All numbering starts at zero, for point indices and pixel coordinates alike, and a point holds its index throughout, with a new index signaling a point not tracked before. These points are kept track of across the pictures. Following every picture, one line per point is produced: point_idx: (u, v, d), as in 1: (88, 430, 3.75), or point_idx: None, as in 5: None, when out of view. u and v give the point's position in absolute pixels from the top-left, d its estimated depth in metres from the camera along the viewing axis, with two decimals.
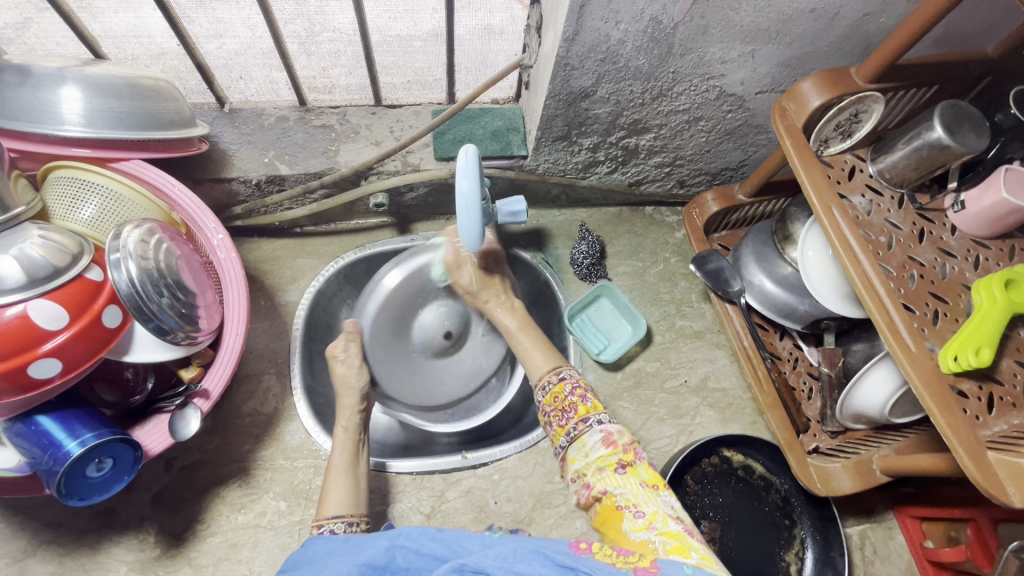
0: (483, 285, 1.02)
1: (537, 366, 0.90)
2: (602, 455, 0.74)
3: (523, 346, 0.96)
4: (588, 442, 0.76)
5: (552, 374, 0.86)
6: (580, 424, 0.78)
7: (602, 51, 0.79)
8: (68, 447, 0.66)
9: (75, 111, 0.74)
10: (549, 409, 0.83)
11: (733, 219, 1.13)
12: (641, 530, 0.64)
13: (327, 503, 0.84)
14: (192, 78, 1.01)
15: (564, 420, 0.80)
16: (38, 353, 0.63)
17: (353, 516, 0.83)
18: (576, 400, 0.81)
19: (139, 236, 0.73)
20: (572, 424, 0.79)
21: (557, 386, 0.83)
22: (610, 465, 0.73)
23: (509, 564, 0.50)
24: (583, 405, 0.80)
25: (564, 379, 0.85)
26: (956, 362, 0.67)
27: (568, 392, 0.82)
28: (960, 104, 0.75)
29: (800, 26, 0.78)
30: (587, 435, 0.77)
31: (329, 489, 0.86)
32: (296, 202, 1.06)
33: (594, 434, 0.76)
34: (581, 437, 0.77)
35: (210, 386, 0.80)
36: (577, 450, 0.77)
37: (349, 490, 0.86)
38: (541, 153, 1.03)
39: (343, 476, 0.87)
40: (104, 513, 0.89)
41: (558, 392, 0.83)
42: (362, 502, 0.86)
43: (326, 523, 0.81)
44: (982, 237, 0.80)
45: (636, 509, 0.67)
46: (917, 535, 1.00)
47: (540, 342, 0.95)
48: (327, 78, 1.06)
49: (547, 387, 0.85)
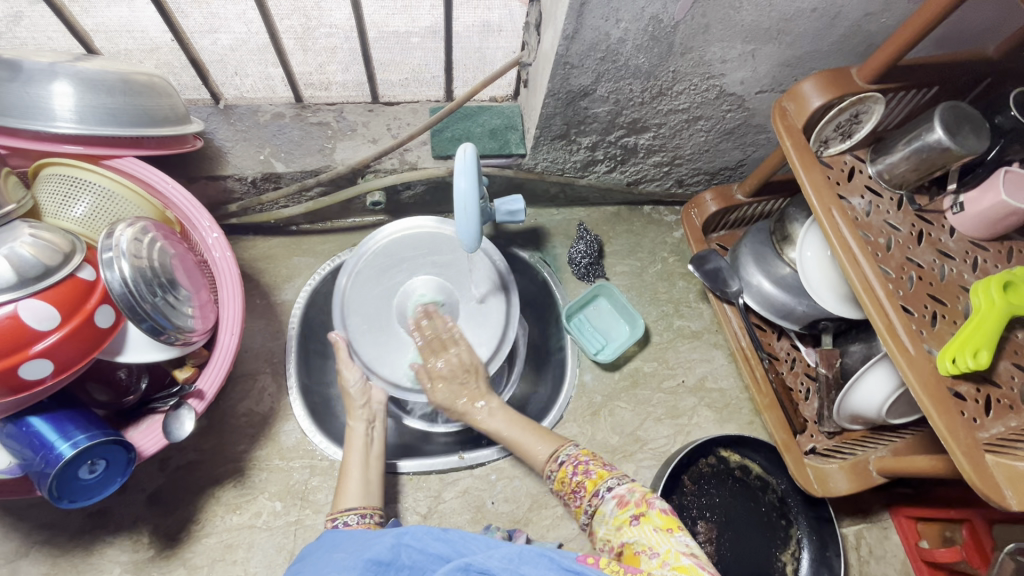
0: (462, 386, 0.94)
1: (538, 455, 0.87)
2: (617, 514, 0.72)
3: (515, 439, 0.90)
4: (604, 512, 0.74)
5: (553, 459, 0.84)
6: (591, 497, 0.77)
7: (602, 49, 0.78)
8: (61, 449, 0.66)
9: (67, 107, 0.73)
10: (563, 492, 0.82)
11: (732, 219, 1.13)
12: (655, 568, 0.62)
13: (342, 496, 0.85)
14: (186, 74, 1.00)
15: (577, 499, 0.79)
16: (29, 353, 0.62)
17: (366, 508, 0.84)
18: (581, 476, 0.80)
19: (132, 235, 0.72)
20: (586, 500, 0.78)
21: (560, 470, 0.82)
22: (626, 522, 0.70)
23: (514, 566, 0.51)
24: (590, 478, 0.79)
25: (565, 460, 0.83)
26: (955, 364, 0.67)
27: (572, 471, 0.81)
28: (960, 106, 0.75)
29: (801, 25, 0.77)
30: (602, 505, 0.75)
31: (343, 483, 0.87)
32: (292, 200, 1.06)
33: (608, 501, 0.74)
34: (597, 509, 0.76)
35: (204, 386, 0.79)
36: (599, 522, 0.74)
37: (361, 482, 0.87)
38: (540, 152, 1.02)
39: (356, 471, 0.88)
40: (97, 514, 0.89)
41: (564, 476, 0.81)
42: (375, 493, 0.87)
43: (340, 516, 0.82)
44: (980, 239, 0.80)
45: (651, 552, 0.64)
46: (913, 535, 1.00)
47: (533, 431, 0.90)
48: (324, 74, 1.05)
49: (553, 474, 0.83)
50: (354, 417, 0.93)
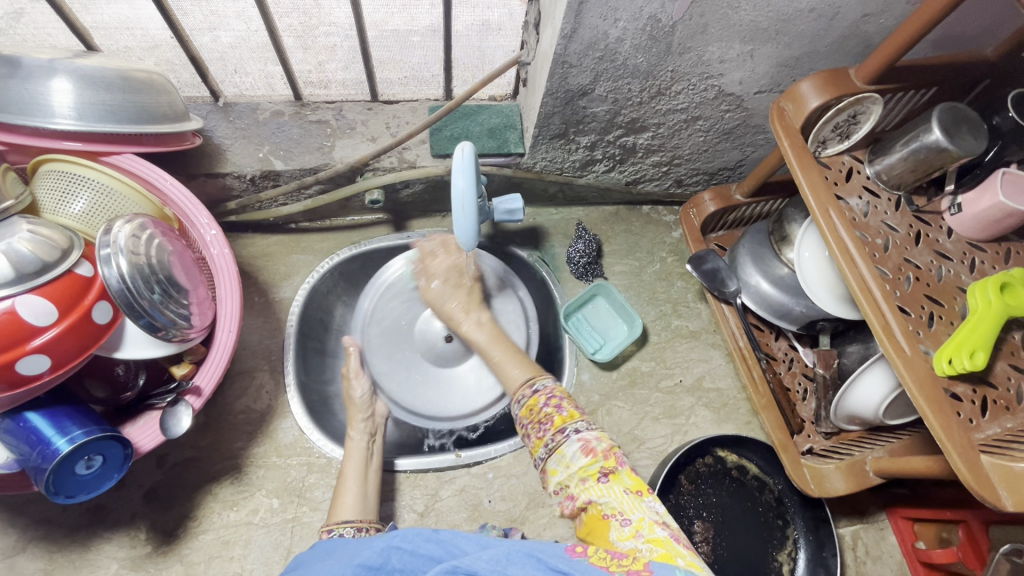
0: (455, 289, 1.00)
1: (514, 379, 0.87)
2: (584, 464, 0.70)
3: (495, 360, 0.91)
4: (566, 453, 0.72)
5: (527, 387, 0.83)
6: (557, 434, 0.74)
7: (600, 48, 0.78)
8: (57, 445, 0.66)
9: (66, 103, 0.73)
10: (526, 420, 0.79)
11: (731, 220, 1.13)
12: (628, 538, 0.62)
13: (339, 508, 0.86)
14: (186, 71, 1.00)
15: (541, 431, 0.76)
16: (27, 349, 0.62)
17: (362, 522, 0.85)
18: (552, 410, 0.77)
19: (130, 231, 0.72)
20: (549, 434, 0.75)
21: (532, 397, 0.80)
22: (593, 475, 0.69)
23: (501, 567, 0.50)
24: (560, 414, 0.76)
25: (539, 391, 0.81)
26: (950, 365, 0.67)
27: (544, 403, 0.79)
28: (958, 107, 0.75)
29: (800, 26, 0.77)
30: (566, 446, 0.73)
31: (341, 494, 0.88)
32: (291, 198, 1.06)
33: (572, 444, 0.72)
34: (559, 447, 0.73)
35: (203, 383, 0.79)
36: (556, 462, 0.72)
37: (358, 494, 0.88)
38: (538, 151, 1.03)
39: (354, 482, 0.89)
40: (95, 510, 0.89)
41: (534, 405, 0.79)
42: (372, 505, 0.88)
43: (336, 527, 0.83)
44: (978, 240, 0.80)
45: (622, 518, 0.64)
46: (909, 536, 1.00)
47: (516, 359, 0.90)
48: (323, 72, 1.05)
49: (523, 400, 0.81)
50: (355, 430, 0.94)
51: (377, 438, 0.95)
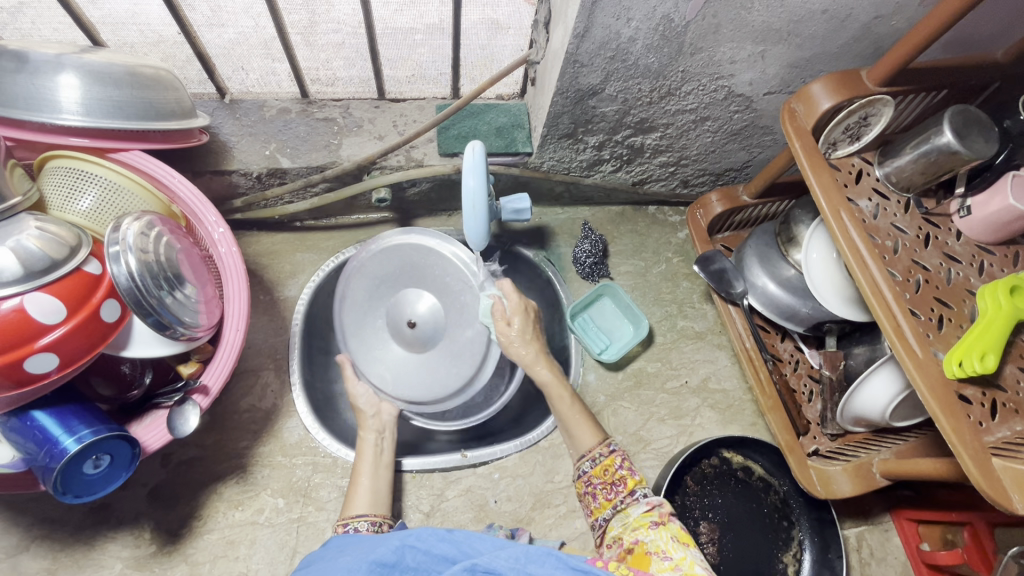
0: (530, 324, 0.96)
1: (583, 440, 0.89)
2: (639, 516, 0.77)
3: (564, 414, 0.91)
4: (633, 513, 0.78)
5: (603, 445, 0.86)
6: (628, 496, 0.80)
7: (612, 48, 0.78)
8: (65, 443, 0.65)
9: (73, 99, 0.72)
10: (596, 479, 0.84)
11: (737, 220, 1.13)
12: (667, 570, 0.68)
13: (351, 504, 0.86)
14: (191, 67, 1.00)
15: (611, 492, 0.82)
16: (35, 347, 0.62)
17: (376, 516, 0.84)
18: (625, 472, 0.83)
19: (139, 229, 0.71)
20: (620, 496, 0.81)
21: (608, 457, 0.84)
22: (645, 524, 0.75)
23: (521, 565, 0.52)
24: (633, 477, 0.82)
25: (614, 451, 0.86)
26: (961, 368, 0.67)
27: (618, 465, 0.83)
28: (969, 109, 0.75)
29: (811, 27, 0.77)
30: (633, 506, 0.79)
31: (353, 491, 0.88)
32: (297, 196, 1.05)
33: (639, 506, 0.78)
34: (626, 508, 0.79)
35: (210, 381, 0.78)
36: (621, 519, 0.79)
37: (372, 489, 0.88)
38: (546, 150, 1.02)
39: (366, 477, 0.89)
40: (99, 509, 0.88)
41: (609, 465, 0.83)
42: (385, 501, 0.88)
43: (350, 522, 0.83)
44: (986, 242, 0.80)
45: (664, 554, 0.71)
46: (914, 538, 1.00)
47: (581, 417, 0.91)
48: (330, 70, 1.04)
49: (597, 458, 0.85)
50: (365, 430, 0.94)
51: (387, 435, 0.95)
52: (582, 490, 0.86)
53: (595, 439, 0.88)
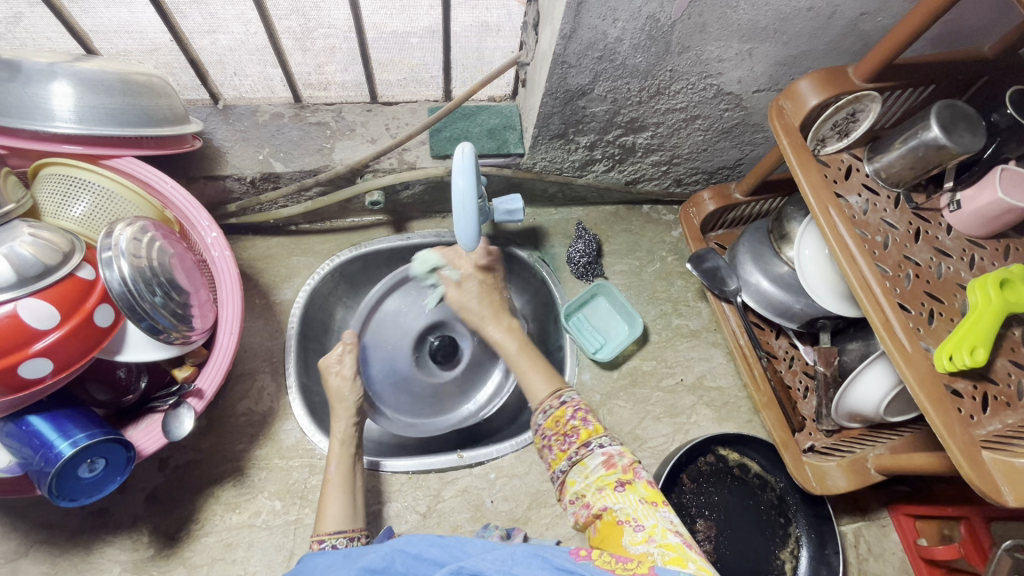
0: (481, 288, 0.98)
1: (537, 390, 0.85)
2: (602, 475, 0.72)
3: (522, 367, 0.89)
4: (593, 467, 0.73)
5: (554, 397, 0.82)
6: (582, 448, 0.75)
7: (599, 49, 0.78)
8: (60, 447, 0.66)
9: (66, 106, 0.73)
10: (550, 431, 0.79)
11: (730, 219, 1.13)
12: (640, 543, 0.65)
13: (324, 519, 0.83)
14: (186, 74, 1.01)
15: (565, 444, 0.77)
16: (29, 352, 0.63)
17: (353, 531, 0.83)
18: (578, 423, 0.78)
19: (131, 235, 0.72)
20: (574, 448, 0.76)
21: (559, 409, 0.80)
22: (610, 485, 0.71)
23: (507, 567, 0.53)
24: (586, 428, 0.77)
25: (565, 402, 0.81)
26: (951, 362, 0.67)
27: (570, 414, 0.79)
28: (957, 103, 0.75)
29: (798, 24, 0.77)
30: (590, 458, 0.74)
31: (325, 504, 0.84)
32: (291, 200, 1.06)
33: (595, 457, 0.74)
34: (582, 460, 0.75)
35: (204, 385, 0.79)
36: (579, 473, 0.74)
37: (346, 504, 0.85)
38: (538, 151, 1.03)
39: (339, 492, 0.86)
40: (97, 513, 0.89)
41: (561, 416, 0.79)
42: (360, 515, 0.86)
43: (327, 538, 0.80)
44: (977, 236, 0.80)
45: (636, 524, 0.67)
46: (911, 533, 1.00)
47: (538, 366, 0.88)
48: (323, 74, 1.06)
49: (549, 409, 0.81)
50: (339, 434, 0.91)
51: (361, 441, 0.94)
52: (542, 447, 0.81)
53: (549, 389, 0.84)
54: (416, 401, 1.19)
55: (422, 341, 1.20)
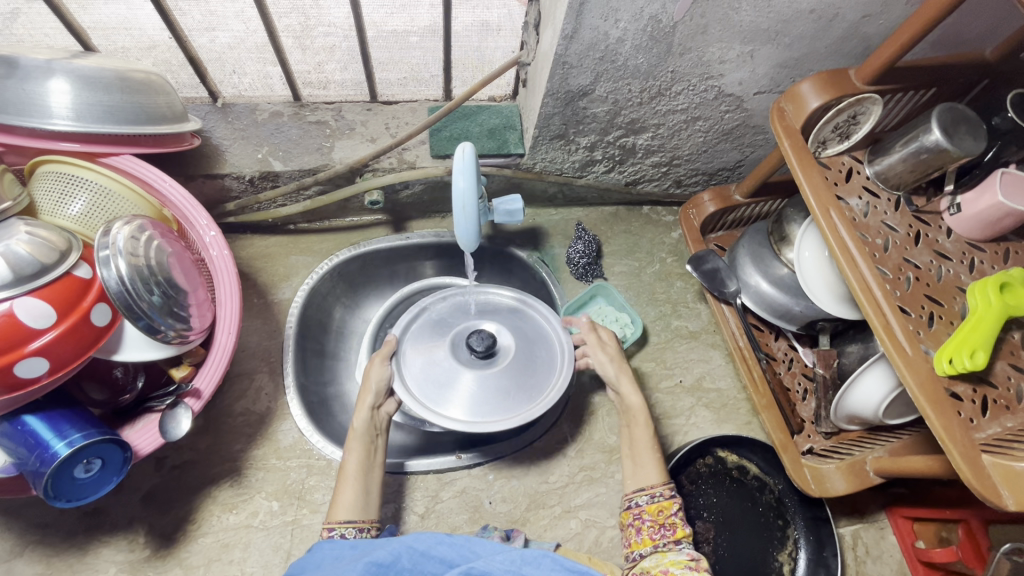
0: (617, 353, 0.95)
1: (649, 475, 0.84)
2: (676, 558, 0.74)
3: (640, 446, 0.87)
4: (670, 556, 0.74)
5: (666, 487, 0.82)
6: (672, 543, 0.77)
7: (601, 49, 0.78)
8: (56, 448, 0.65)
9: (64, 104, 0.73)
10: (647, 516, 0.80)
11: (730, 220, 1.13)
12: None
13: (337, 507, 0.83)
14: (184, 72, 1.00)
15: (657, 532, 0.79)
16: (25, 351, 0.62)
17: (364, 522, 0.82)
18: (677, 520, 0.79)
19: (129, 233, 0.71)
20: (665, 540, 0.77)
21: (667, 500, 0.81)
22: (678, 563, 0.73)
23: (520, 565, 0.57)
24: (682, 528, 0.79)
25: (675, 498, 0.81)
26: (951, 365, 0.67)
27: (674, 510, 0.80)
28: (957, 107, 0.75)
29: (799, 27, 0.77)
30: (672, 552, 0.75)
31: (340, 492, 0.84)
32: (290, 199, 1.05)
33: (680, 552, 0.75)
34: (665, 551, 0.76)
35: (202, 385, 0.79)
36: (654, 557, 0.75)
37: (359, 491, 0.84)
38: (538, 152, 1.02)
39: (354, 479, 0.85)
40: (93, 513, 0.88)
41: (665, 507, 0.80)
42: (373, 505, 0.85)
43: (338, 527, 0.81)
44: (976, 239, 0.80)
45: None
46: (908, 535, 1.00)
47: (653, 452, 0.87)
48: (322, 73, 1.05)
49: (657, 495, 0.81)
50: (357, 422, 0.88)
51: (380, 434, 0.90)
52: (624, 521, 0.83)
53: (658, 477, 0.84)
54: (427, 389, 0.91)
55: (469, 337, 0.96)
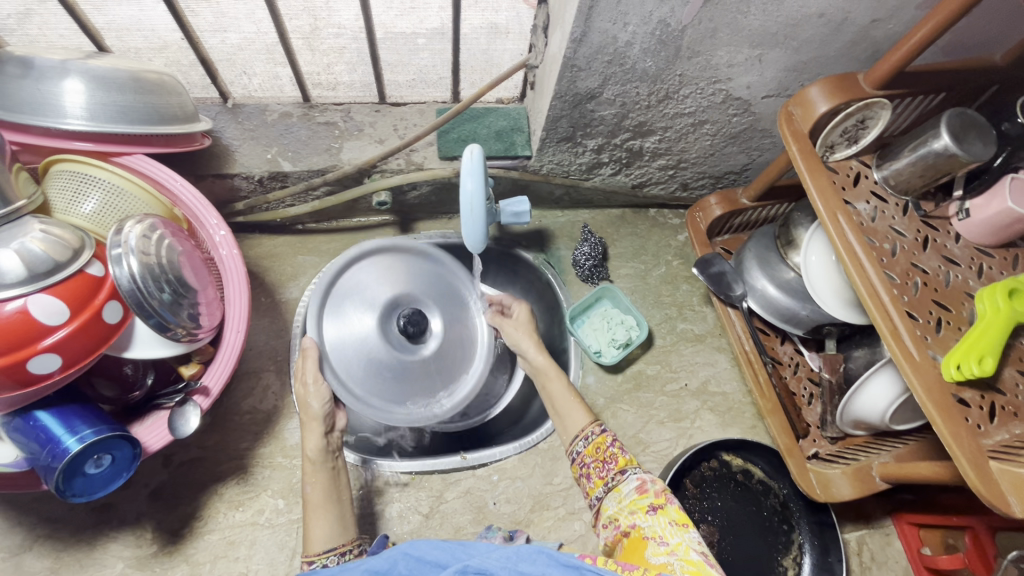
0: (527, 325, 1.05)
1: (573, 420, 0.91)
2: (635, 499, 0.76)
3: (556, 397, 0.94)
4: (626, 493, 0.78)
5: (595, 424, 0.88)
6: (619, 475, 0.81)
7: (609, 53, 0.78)
8: (67, 443, 0.66)
9: (78, 103, 0.73)
10: (589, 459, 0.85)
11: (737, 223, 1.13)
12: (662, 555, 0.68)
13: (311, 540, 0.80)
14: (195, 72, 1.01)
15: (604, 471, 0.83)
16: (38, 348, 0.63)
17: (344, 544, 0.81)
18: (616, 451, 0.84)
19: (141, 232, 0.72)
20: (612, 474, 0.82)
21: (600, 436, 0.86)
22: (642, 508, 0.75)
23: (512, 564, 0.53)
24: (624, 457, 0.83)
25: (605, 431, 0.87)
26: (958, 371, 0.67)
27: (610, 442, 0.85)
28: (967, 112, 0.75)
29: (808, 31, 0.77)
30: (624, 484, 0.79)
31: (310, 523, 0.82)
32: (299, 199, 1.06)
33: (630, 484, 0.79)
34: (617, 486, 0.80)
35: (210, 383, 0.79)
36: (614, 499, 0.79)
37: (333, 520, 0.82)
38: (545, 154, 1.03)
39: (323, 509, 0.83)
40: (101, 509, 0.89)
41: (601, 444, 0.85)
42: (350, 527, 0.84)
43: (317, 558, 0.78)
44: (986, 245, 0.80)
45: (660, 539, 0.70)
46: (915, 541, 1.00)
47: (572, 400, 0.93)
48: (331, 74, 1.06)
49: (590, 437, 0.86)
50: (311, 450, 0.87)
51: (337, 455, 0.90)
52: (578, 470, 0.87)
53: (587, 418, 0.90)
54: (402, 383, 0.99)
55: (389, 317, 1.00)
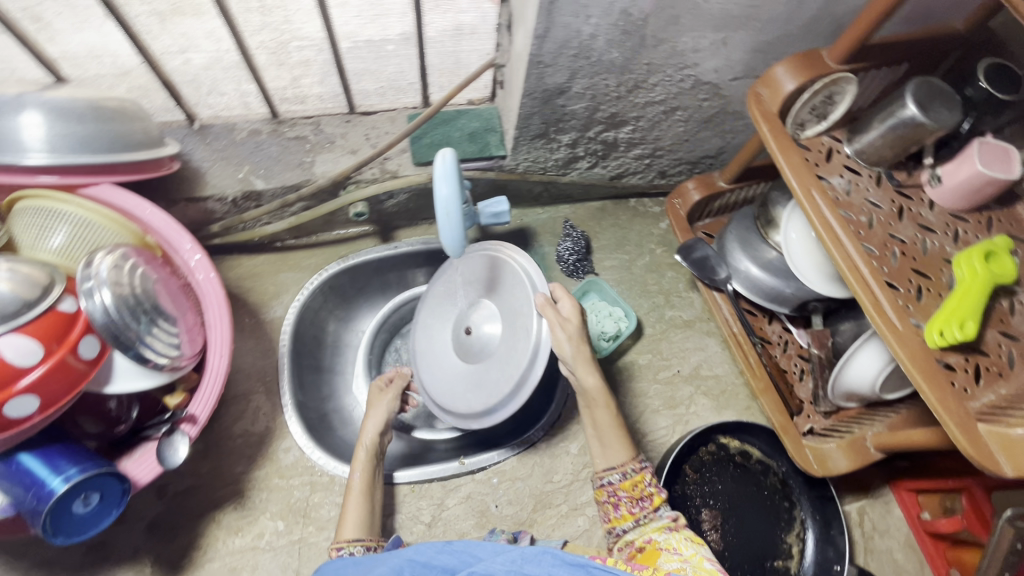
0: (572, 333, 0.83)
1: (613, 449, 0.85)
2: (657, 526, 0.77)
3: (602, 425, 0.85)
4: (652, 527, 0.78)
5: (637, 461, 0.83)
6: (652, 513, 0.79)
7: (574, 46, 0.78)
8: (52, 484, 0.65)
9: (37, 137, 0.72)
10: (622, 492, 0.81)
11: (716, 207, 1.13)
12: (675, 561, 0.72)
13: (344, 525, 0.85)
14: (159, 95, 0.98)
15: (636, 506, 0.80)
16: (13, 390, 0.62)
17: (371, 540, 0.85)
18: (653, 490, 0.81)
19: (112, 262, 0.71)
20: (644, 512, 0.79)
21: (639, 474, 0.82)
22: (658, 527, 0.77)
23: (517, 566, 0.52)
24: (660, 496, 0.80)
25: (644, 468, 0.83)
26: (942, 337, 0.67)
27: (648, 482, 0.81)
28: (932, 81, 0.76)
29: (770, 11, 0.77)
30: (654, 523, 0.78)
31: (347, 510, 0.87)
32: (275, 216, 1.05)
33: (661, 520, 0.78)
34: (647, 523, 0.78)
35: (197, 411, 0.78)
36: (637, 530, 0.79)
37: (364, 508, 0.87)
38: (520, 152, 1.03)
39: (357, 498, 0.88)
40: (97, 546, 0.87)
41: (639, 482, 0.81)
42: (378, 524, 0.88)
43: (345, 546, 0.83)
44: (959, 210, 0.80)
45: (675, 551, 0.73)
46: (914, 507, 1.01)
47: (616, 430, 0.85)
48: (300, 88, 1.04)
49: (629, 473, 0.82)
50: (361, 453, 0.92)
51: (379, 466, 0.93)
52: (601, 501, 0.84)
53: (627, 453, 0.84)
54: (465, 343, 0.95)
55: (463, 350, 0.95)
